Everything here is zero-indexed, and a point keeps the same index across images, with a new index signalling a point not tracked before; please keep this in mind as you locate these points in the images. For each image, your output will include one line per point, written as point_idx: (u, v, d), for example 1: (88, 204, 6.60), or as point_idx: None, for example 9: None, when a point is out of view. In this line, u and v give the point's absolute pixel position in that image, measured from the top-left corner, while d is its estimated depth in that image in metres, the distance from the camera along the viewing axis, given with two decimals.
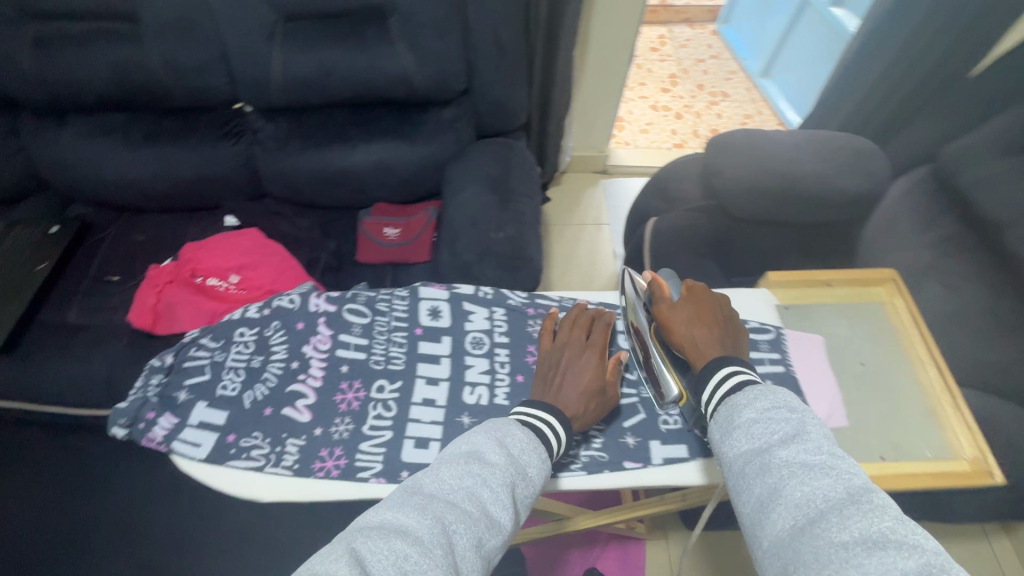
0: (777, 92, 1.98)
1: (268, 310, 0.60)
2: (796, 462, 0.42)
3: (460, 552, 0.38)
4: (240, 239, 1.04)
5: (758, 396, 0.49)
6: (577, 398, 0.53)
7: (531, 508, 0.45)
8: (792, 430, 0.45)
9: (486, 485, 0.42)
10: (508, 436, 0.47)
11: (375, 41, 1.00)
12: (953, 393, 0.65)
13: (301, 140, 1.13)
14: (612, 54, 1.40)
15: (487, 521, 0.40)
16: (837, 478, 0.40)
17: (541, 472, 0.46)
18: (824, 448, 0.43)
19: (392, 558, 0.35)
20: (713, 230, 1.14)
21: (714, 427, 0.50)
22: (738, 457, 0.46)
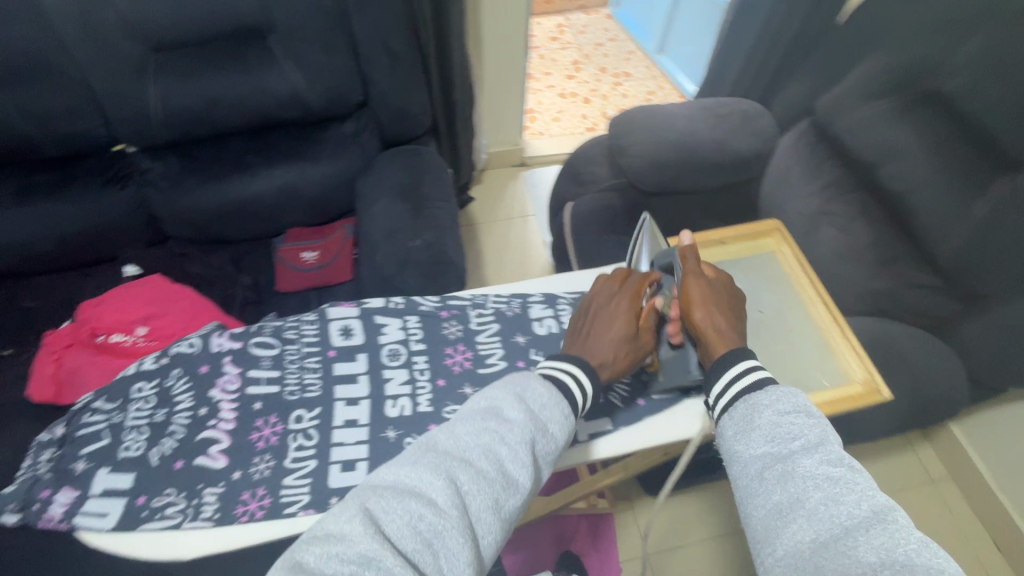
0: (675, 67, 2.08)
1: (166, 359, 0.57)
2: (819, 472, 0.42)
3: (478, 512, 0.41)
4: (143, 288, 0.98)
5: (780, 397, 0.48)
6: (606, 346, 0.57)
7: (554, 459, 0.48)
8: (814, 437, 0.45)
9: (502, 444, 0.45)
10: (530, 392, 0.49)
11: (257, 63, 0.96)
12: (841, 326, 0.71)
13: (195, 175, 1.07)
14: (509, 48, 1.42)
15: (501, 479, 0.44)
16: (861, 494, 0.40)
17: (564, 424, 0.49)
18: (845, 462, 0.43)
19: (406, 516, 0.39)
20: (627, 205, 1.18)
21: (730, 424, 0.50)
22: (756, 461, 0.46)
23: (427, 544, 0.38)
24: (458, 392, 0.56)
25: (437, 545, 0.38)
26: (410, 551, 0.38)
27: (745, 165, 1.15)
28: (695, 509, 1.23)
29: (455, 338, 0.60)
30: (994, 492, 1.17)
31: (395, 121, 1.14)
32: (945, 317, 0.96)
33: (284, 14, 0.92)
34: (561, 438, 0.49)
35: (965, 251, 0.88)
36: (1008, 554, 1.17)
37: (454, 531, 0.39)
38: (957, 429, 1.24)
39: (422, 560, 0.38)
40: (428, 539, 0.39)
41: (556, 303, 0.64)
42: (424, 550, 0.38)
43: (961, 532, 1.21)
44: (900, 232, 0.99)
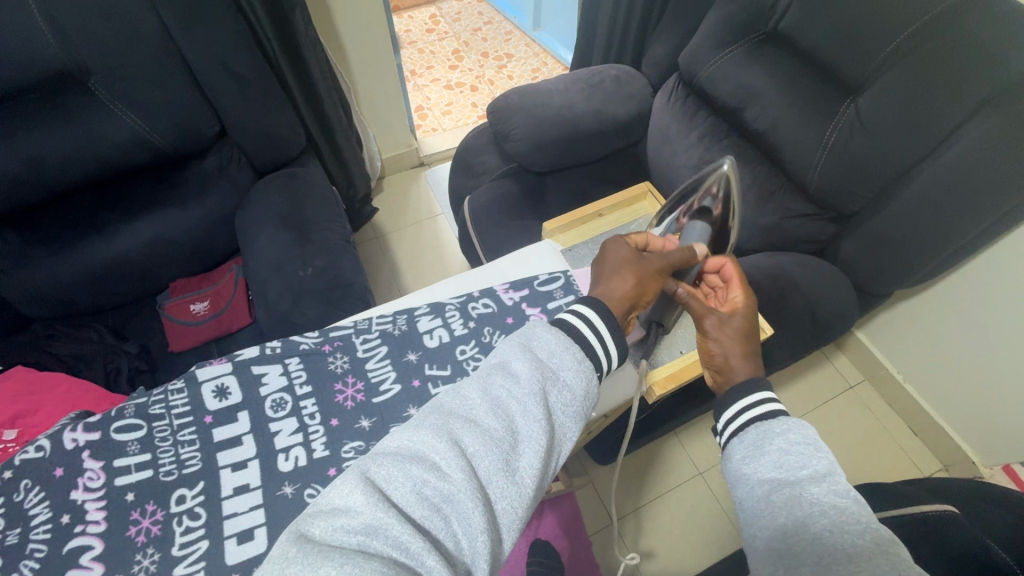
0: (554, 42, 2.09)
1: (11, 471, 0.50)
2: (825, 502, 0.43)
3: (491, 476, 0.41)
4: (5, 386, 0.87)
5: (792, 426, 0.50)
6: (625, 282, 0.58)
7: (575, 407, 0.47)
8: (823, 468, 0.46)
9: (511, 398, 0.45)
10: (538, 341, 0.49)
11: (83, 111, 0.86)
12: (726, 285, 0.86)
13: (40, 247, 0.94)
14: (376, 49, 1.36)
15: (512, 436, 0.43)
16: (865, 526, 0.41)
17: (577, 369, 0.48)
18: (850, 492, 0.44)
19: (410, 484, 0.39)
20: (523, 188, 1.17)
21: (739, 447, 0.52)
22: (764, 483, 0.47)
23: (436, 509, 0.39)
24: (354, 427, 0.54)
25: (446, 509, 0.39)
26: (418, 518, 0.38)
27: (626, 128, 1.17)
28: (648, 464, 1.27)
29: (343, 371, 0.57)
30: (902, 383, 1.29)
31: (262, 147, 1.07)
32: (825, 239, 1.03)
33: (101, 54, 0.82)
34: (577, 382, 0.48)
35: (827, 175, 0.93)
36: (922, 435, 1.29)
37: (464, 493, 0.39)
38: (862, 334, 1.34)
39: (433, 526, 0.38)
40: (439, 504, 0.39)
41: (444, 311, 0.61)
42: (434, 516, 0.38)
43: (882, 426, 1.32)
44: (773, 167, 1.04)
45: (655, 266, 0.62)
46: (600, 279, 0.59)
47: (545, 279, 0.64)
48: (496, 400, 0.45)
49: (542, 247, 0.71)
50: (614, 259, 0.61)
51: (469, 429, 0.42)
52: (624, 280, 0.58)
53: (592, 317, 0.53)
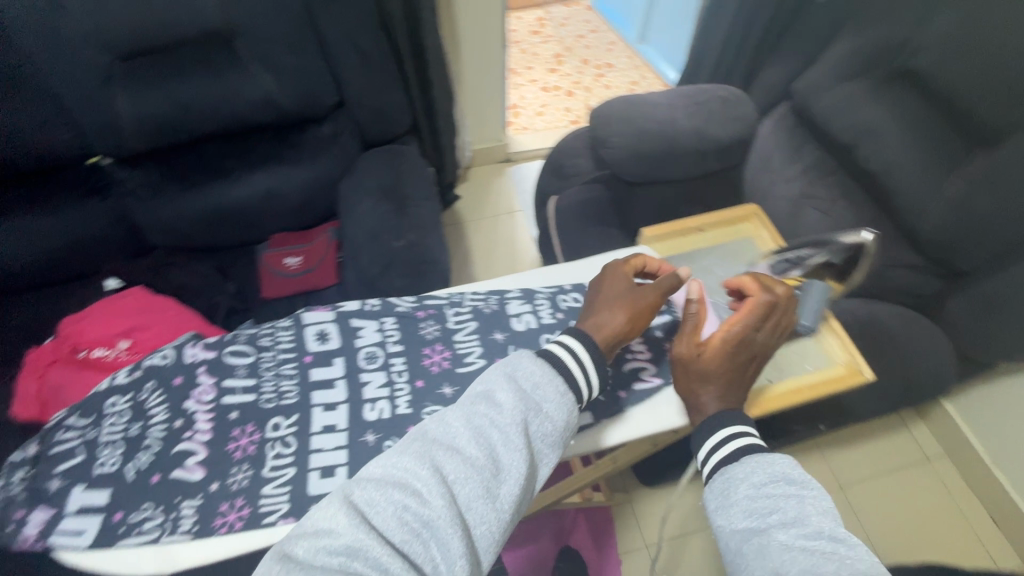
0: (657, 56, 2.07)
1: (141, 372, 0.56)
2: (796, 546, 0.42)
3: (470, 504, 0.43)
4: (125, 302, 0.98)
5: (756, 469, 0.49)
6: (612, 316, 0.57)
7: (555, 437, 0.49)
8: (792, 512, 0.45)
9: (494, 428, 0.47)
10: (523, 371, 0.51)
11: (227, 67, 0.95)
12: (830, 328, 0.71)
13: (174, 185, 1.06)
14: (487, 42, 1.40)
15: (495, 466, 0.45)
16: (839, 564, 0.40)
17: (560, 401, 0.50)
18: (826, 534, 0.43)
19: (392, 509, 0.41)
20: (612, 197, 1.16)
21: (710, 497, 0.50)
22: (737, 534, 0.46)
23: (416, 534, 0.40)
24: (437, 392, 0.56)
25: (426, 534, 0.40)
26: (398, 542, 0.40)
27: (730, 151, 1.14)
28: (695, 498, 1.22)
29: (433, 337, 0.60)
30: (986, 462, 1.18)
31: (372, 121, 1.13)
32: (930, 295, 0.96)
33: (252, 19, 0.91)
34: (559, 414, 0.50)
35: (941, 229, 0.87)
36: (1005, 526, 1.17)
37: (443, 519, 0.41)
38: (950, 405, 1.24)
39: (413, 549, 0.40)
40: (418, 530, 0.41)
41: (535, 298, 0.63)
42: (412, 541, 0.40)
43: (956, 507, 1.21)
44: (883, 211, 0.99)
45: (648, 301, 0.60)
46: (589, 312, 0.58)
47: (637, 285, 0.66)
48: (479, 429, 0.47)
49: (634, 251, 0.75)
50: (605, 292, 0.60)
51: (450, 457, 0.44)
52: (615, 316, 0.58)
53: (579, 351, 0.53)
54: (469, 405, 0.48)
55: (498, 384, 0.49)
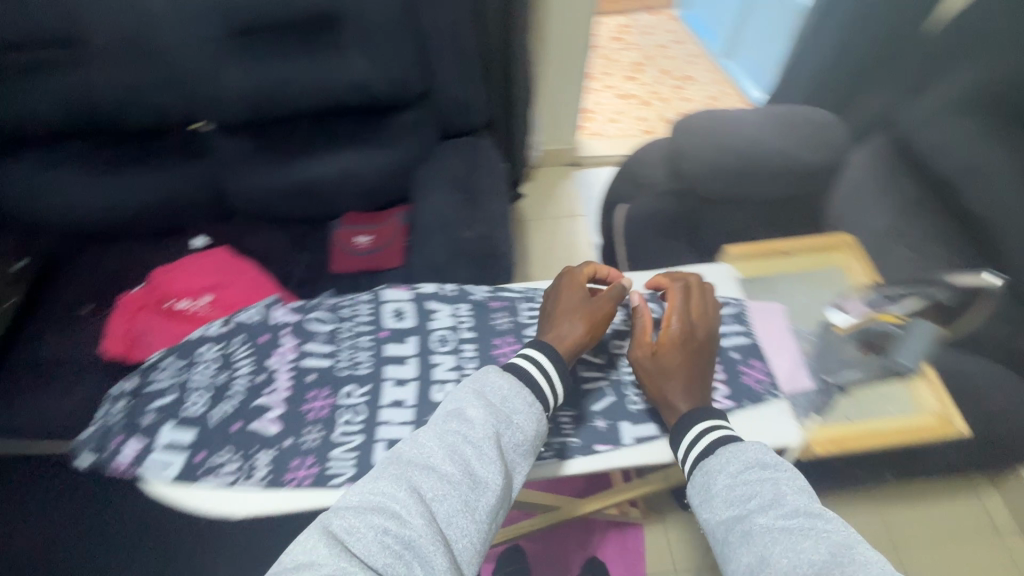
0: (741, 72, 2.00)
1: (233, 326, 0.61)
2: (777, 528, 0.41)
3: (450, 520, 0.42)
4: (210, 259, 1.05)
5: (731, 458, 0.48)
6: (568, 321, 0.58)
7: (526, 445, 0.49)
8: (770, 495, 0.44)
9: (467, 442, 0.46)
10: (490, 387, 0.51)
11: (328, 49, 0.99)
12: (927, 375, 0.64)
13: (265, 156, 1.12)
14: (572, 45, 1.40)
15: (471, 481, 0.45)
16: (818, 539, 0.40)
17: (528, 412, 0.50)
18: (803, 511, 0.42)
19: (372, 534, 0.40)
20: (684, 211, 1.13)
21: (692, 493, 0.49)
22: (721, 526, 0.45)
23: (399, 556, 0.39)
24: None
25: (409, 555, 0.39)
26: (380, 566, 0.38)
27: (817, 177, 1.08)
28: None
29: (505, 329, 0.61)
30: None
31: (454, 113, 1.16)
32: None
33: (358, 4, 0.94)
34: (528, 424, 0.50)
35: None
36: None
37: (423, 538, 0.40)
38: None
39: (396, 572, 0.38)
40: (401, 552, 0.39)
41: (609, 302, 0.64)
42: (396, 563, 0.39)
43: None
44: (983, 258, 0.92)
45: (600, 308, 0.60)
46: (546, 322, 0.59)
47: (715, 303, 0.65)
48: (451, 447, 0.46)
49: (716, 267, 0.70)
50: (557, 299, 0.61)
51: (427, 474, 0.44)
52: (574, 324, 0.58)
53: (540, 361, 0.54)
54: (439, 424, 0.48)
55: (466, 401, 0.49)
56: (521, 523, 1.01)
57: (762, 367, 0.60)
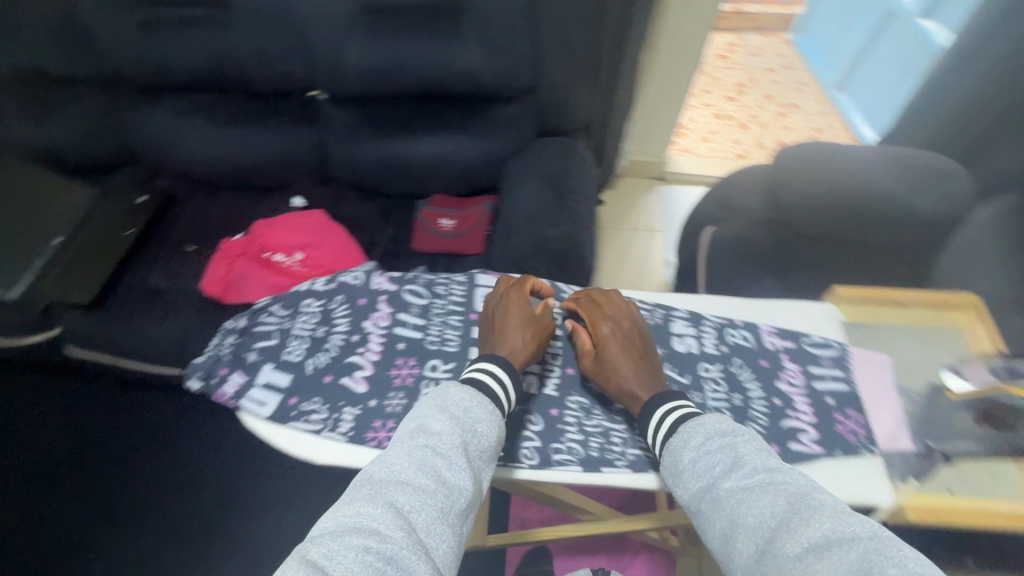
0: (852, 106, 1.88)
1: (336, 284, 0.65)
2: (741, 489, 0.45)
3: (429, 528, 0.41)
4: (306, 220, 1.12)
5: (694, 432, 0.51)
6: (513, 322, 0.58)
7: (489, 453, 0.49)
8: (733, 461, 0.47)
9: (437, 454, 0.45)
10: (451, 400, 0.50)
11: (446, 35, 1.02)
12: None
13: (369, 130, 1.17)
14: (681, 58, 1.38)
15: (445, 488, 0.43)
16: (776, 492, 0.43)
17: (489, 420, 0.50)
18: (761, 469, 0.46)
19: (352, 554, 0.37)
20: (775, 242, 1.08)
21: (666, 474, 0.52)
22: (693, 498, 0.48)
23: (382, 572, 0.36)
24: None
25: (392, 568, 0.37)
26: None
27: (931, 230, 1.01)
28: None
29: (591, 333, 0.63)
30: None
31: (555, 112, 1.17)
32: None
33: None
34: (489, 432, 0.50)
35: None
36: None
37: (406, 549, 0.38)
38: None
39: None
40: (384, 568, 0.36)
41: (701, 325, 0.64)
42: None
43: None
44: None
45: (540, 323, 0.60)
46: (488, 334, 0.59)
47: (817, 342, 0.62)
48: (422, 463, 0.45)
49: (820, 307, 0.66)
50: (499, 313, 0.60)
51: (402, 488, 0.42)
52: (518, 339, 0.58)
53: (491, 365, 0.55)
54: (403, 440, 0.47)
55: (429, 416, 0.49)
56: (556, 527, 1.01)
57: (858, 420, 0.57)
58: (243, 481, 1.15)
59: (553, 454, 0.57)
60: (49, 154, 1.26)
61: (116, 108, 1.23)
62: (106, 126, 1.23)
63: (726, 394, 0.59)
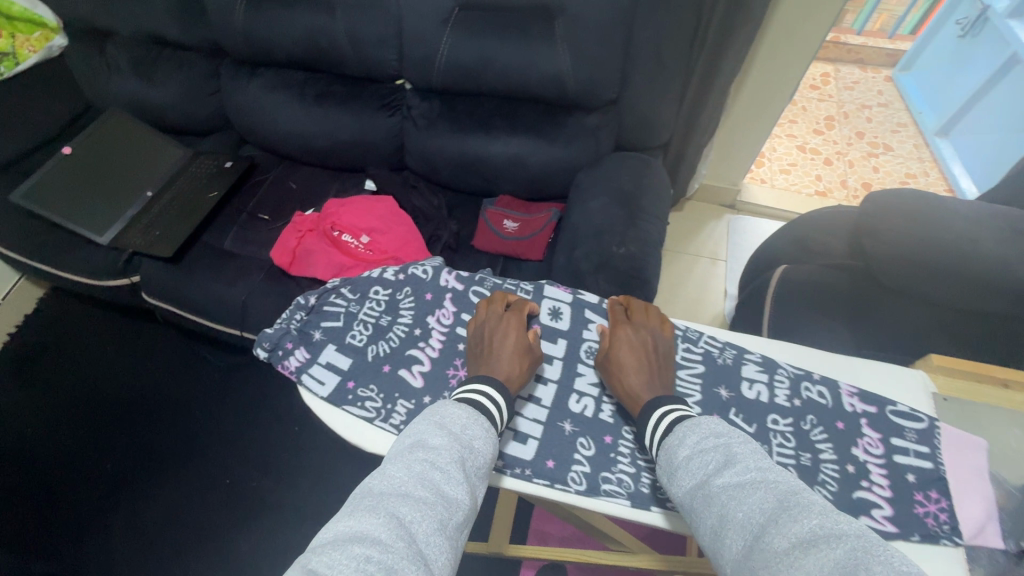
0: (952, 155, 1.73)
1: (404, 276, 0.68)
2: (732, 485, 0.45)
3: (429, 538, 0.40)
4: (377, 205, 1.14)
5: (687, 432, 0.51)
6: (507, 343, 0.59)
7: (484, 469, 0.49)
8: (724, 459, 0.47)
9: (435, 468, 0.45)
10: (448, 418, 0.51)
11: (538, 38, 1.01)
12: None
13: (448, 123, 1.18)
14: (775, 84, 1.31)
15: (444, 501, 0.43)
16: (767, 489, 0.43)
17: (487, 437, 0.51)
18: (753, 466, 0.46)
19: (354, 563, 0.36)
20: (854, 291, 1.00)
21: (660, 470, 0.52)
22: (685, 493, 0.48)
23: None
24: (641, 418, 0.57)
25: None
26: None
27: None
28: None
29: None
30: None
31: (636, 126, 1.14)
32: None
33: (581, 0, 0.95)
34: (485, 448, 0.50)
35: None
36: None
37: (406, 561, 0.38)
38: None
39: None
40: None
41: (775, 373, 0.62)
42: None
43: None
44: None
45: (526, 341, 0.60)
46: (478, 357, 0.59)
47: (903, 412, 0.58)
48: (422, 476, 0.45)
49: (912, 374, 0.62)
50: (490, 331, 0.60)
51: (402, 500, 0.42)
52: (502, 358, 0.58)
53: (484, 386, 0.55)
54: (401, 454, 0.47)
55: (427, 432, 0.49)
56: (579, 549, 0.98)
57: (942, 505, 0.52)
58: (284, 449, 1.21)
59: (602, 483, 0.56)
60: (153, 114, 1.35)
61: (217, 77, 1.30)
62: (204, 92, 1.31)
63: (794, 451, 0.57)
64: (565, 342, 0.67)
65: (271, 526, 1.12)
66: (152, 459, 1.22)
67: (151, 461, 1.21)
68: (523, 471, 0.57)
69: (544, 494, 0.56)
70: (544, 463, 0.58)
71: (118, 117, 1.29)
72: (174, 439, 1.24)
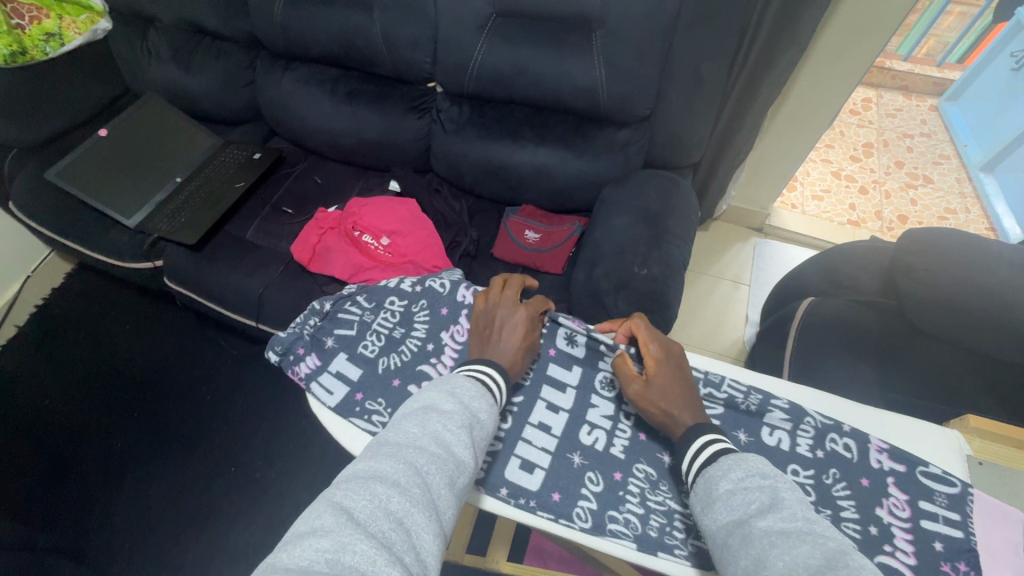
0: (996, 191, 1.67)
1: (421, 287, 0.68)
2: (775, 530, 0.42)
3: (441, 491, 0.43)
4: (400, 208, 1.14)
5: (733, 466, 0.49)
6: (510, 330, 0.60)
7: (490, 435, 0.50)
8: (770, 501, 0.45)
9: (448, 430, 0.46)
10: (459, 387, 0.51)
11: (574, 50, 1.00)
12: None
13: (476, 129, 1.17)
14: (813, 109, 1.28)
15: (454, 461, 0.45)
16: (815, 544, 0.40)
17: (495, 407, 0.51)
18: (800, 516, 0.43)
19: (374, 500, 0.40)
20: (884, 331, 0.97)
21: (695, 498, 0.50)
22: (721, 529, 0.46)
23: (398, 523, 0.39)
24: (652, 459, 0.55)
25: (407, 524, 0.40)
26: (382, 533, 0.38)
27: None
28: None
29: None
30: None
31: (667, 144, 1.11)
32: None
33: (620, 15, 0.94)
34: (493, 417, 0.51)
35: None
36: None
37: (419, 508, 0.41)
38: None
39: (397, 540, 0.38)
40: (399, 521, 0.39)
41: (801, 422, 0.59)
42: (396, 530, 0.39)
43: None
44: None
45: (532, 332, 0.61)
46: (482, 340, 0.59)
47: (936, 474, 0.55)
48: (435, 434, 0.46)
49: (944, 434, 0.60)
50: (503, 317, 0.61)
51: (418, 452, 0.44)
52: (508, 345, 0.58)
53: (488, 368, 0.55)
54: (418, 415, 0.47)
55: (437, 398, 0.49)
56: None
57: None
58: (290, 442, 1.21)
59: (608, 523, 0.55)
60: (187, 102, 1.37)
61: (253, 69, 1.32)
62: (238, 83, 1.32)
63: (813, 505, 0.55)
64: (581, 370, 0.66)
65: (269, 519, 1.12)
66: (158, 443, 1.23)
67: (158, 444, 1.22)
68: (528, 503, 0.56)
69: (549, 528, 0.55)
70: (549, 495, 0.57)
71: (157, 104, 1.32)
72: (183, 424, 1.25)
